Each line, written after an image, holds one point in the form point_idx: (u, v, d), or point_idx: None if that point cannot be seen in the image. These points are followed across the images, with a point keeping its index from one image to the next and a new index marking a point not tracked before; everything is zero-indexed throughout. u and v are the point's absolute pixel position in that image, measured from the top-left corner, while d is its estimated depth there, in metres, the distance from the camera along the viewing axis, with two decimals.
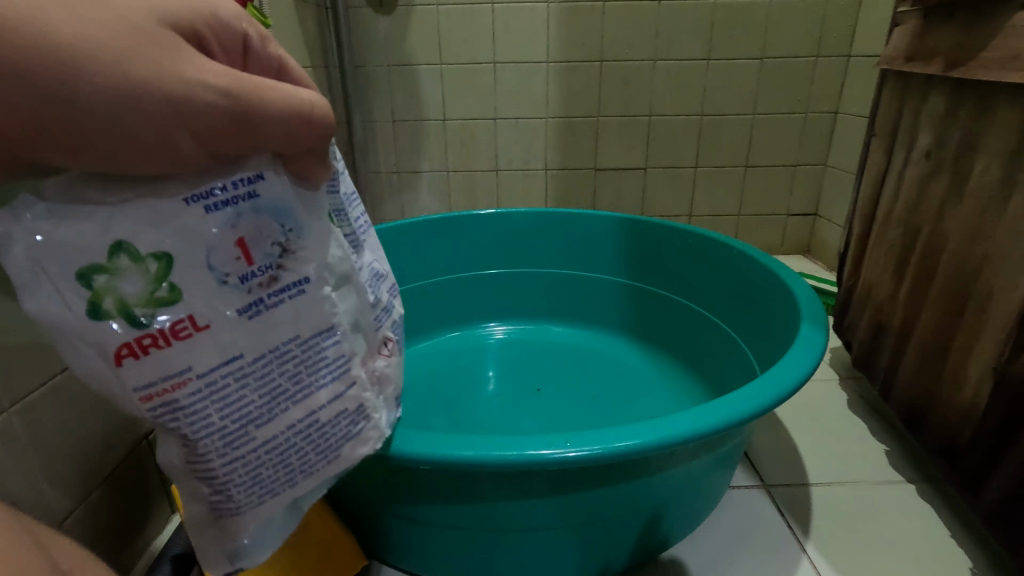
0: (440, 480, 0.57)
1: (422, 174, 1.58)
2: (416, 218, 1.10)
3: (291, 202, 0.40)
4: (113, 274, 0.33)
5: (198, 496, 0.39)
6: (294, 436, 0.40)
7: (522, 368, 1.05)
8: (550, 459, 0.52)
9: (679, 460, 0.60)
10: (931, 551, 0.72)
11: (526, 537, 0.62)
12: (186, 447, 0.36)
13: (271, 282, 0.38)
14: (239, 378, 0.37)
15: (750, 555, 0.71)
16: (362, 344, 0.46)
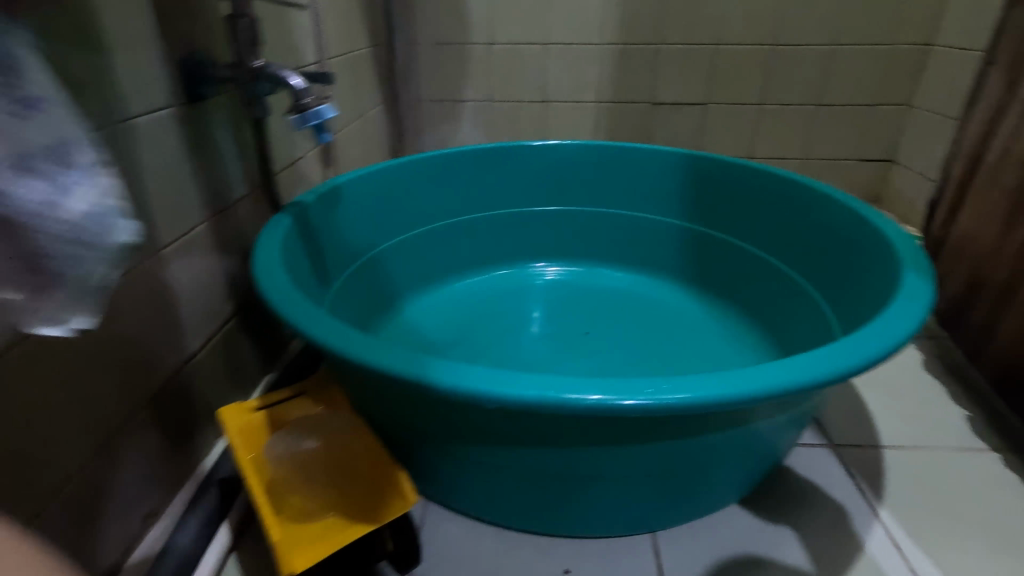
0: (504, 421, 0.53)
1: (464, 103, 1.49)
2: (465, 147, 1.03)
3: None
4: None
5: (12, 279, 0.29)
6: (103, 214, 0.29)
7: (572, 311, 1.00)
8: (630, 406, 0.47)
9: (760, 415, 0.55)
10: (1020, 526, 0.66)
11: (587, 486, 0.58)
12: None
13: None
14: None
15: (816, 516, 0.67)
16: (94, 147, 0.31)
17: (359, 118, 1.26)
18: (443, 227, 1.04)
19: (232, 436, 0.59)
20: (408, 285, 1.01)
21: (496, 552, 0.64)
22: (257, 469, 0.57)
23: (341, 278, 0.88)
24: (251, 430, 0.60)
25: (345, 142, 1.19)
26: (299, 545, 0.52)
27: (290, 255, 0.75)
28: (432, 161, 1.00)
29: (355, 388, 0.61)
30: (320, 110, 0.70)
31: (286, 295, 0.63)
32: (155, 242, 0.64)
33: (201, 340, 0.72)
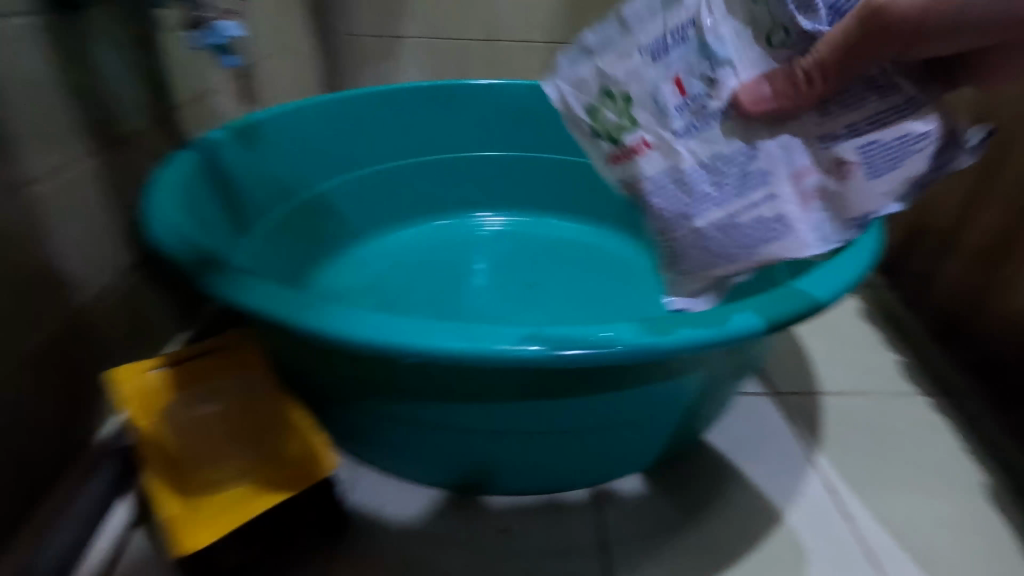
0: (435, 376, 0.48)
1: (406, 40, 1.30)
2: (399, 84, 0.94)
3: (644, 8, 0.52)
4: (607, 106, 0.52)
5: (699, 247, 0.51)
6: (715, 239, 0.50)
7: (517, 262, 0.96)
8: (569, 357, 0.43)
9: (705, 364, 0.52)
10: (944, 467, 0.69)
11: (526, 443, 0.55)
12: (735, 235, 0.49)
13: (701, 111, 0.50)
14: (770, 240, 0.49)
15: (757, 464, 0.67)
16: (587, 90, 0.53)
17: (285, 49, 1.13)
18: (376, 172, 0.96)
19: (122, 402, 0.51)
20: (340, 234, 0.94)
21: (431, 513, 0.61)
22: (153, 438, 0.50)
23: (261, 226, 0.80)
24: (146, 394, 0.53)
25: (268, 74, 1.06)
26: (201, 518, 0.47)
27: (195, 198, 0.66)
28: (363, 97, 0.91)
29: (269, 343, 0.54)
30: (223, 27, 0.61)
31: (183, 241, 0.55)
32: (25, 175, 0.55)
33: (94, 291, 0.63)
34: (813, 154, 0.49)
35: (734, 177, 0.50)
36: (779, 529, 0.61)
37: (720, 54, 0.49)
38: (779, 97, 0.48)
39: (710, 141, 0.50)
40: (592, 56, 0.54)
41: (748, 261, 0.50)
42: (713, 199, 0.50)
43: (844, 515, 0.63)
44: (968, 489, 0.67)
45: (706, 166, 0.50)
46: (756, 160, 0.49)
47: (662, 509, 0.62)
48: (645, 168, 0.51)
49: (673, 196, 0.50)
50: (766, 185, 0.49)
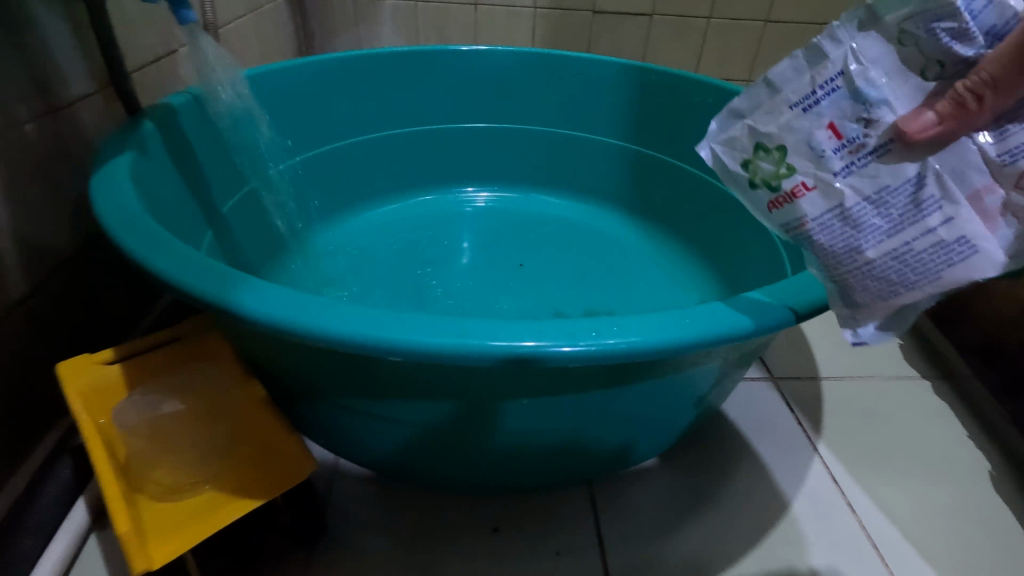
0: (418, 375, 0.44)
1: (384, 2, 1.22)
2: (375, 49, 0.87)
3: (791, 64, 0.39)
4: (762, 159, 0.40)
5: (849, 281, 0.38)
6: (892, 272, 0.36)
7: (505, 242, 0.91)
8: (565, 354, 0.39)
9: (711, 358, 0.49)
10: (950, 454, 0.67)
11: (517, 441, 0.51)
12: (913, 273, 0.35)
13: (861, 148, 0.36)
14: (951, 264, 0.34)
15: (756, 454, 0.65)
16: (723, 130, 0.42)
17: (252, 11, 1.04)
18: (354, 145, 0.90)
19: (73, 400, 0.47)
20: (316, 212, 0.88)
21: (417, 512, 0.58)
22: (109, 442, 0.46)
23: (229, 203, 0.74)
24: (101, 390, 0.48)
25: (233, 39, 0.98)
26: (161, 531, 0.42)
27: (149, 173, 0.60)
28: (337, 63, 0.84)
29: (234, 336, 0.49)
30: None
31: (132, 225, 0.49)
32: None
33: (39, 278, 0.58)
34: (986, 171, 0.34)
35: (910, 201, 0.35)
36: (781, 524, 0.59)
37: (879, 99, 0.36)
38: (947, 121, 0.33)
39: (881, 173, 0.36)
40: (744, 114, 0.41)
41: (930, 290, 0.36)
42: (883, 229, 0.36)
43: (849, 507, 0.61)
44: (970, 476, 0.65)
45: (873, 200, 0.36)
46: (932, 179, 0.35)
47: (659, 502, 0.60)
48: (807, 210, 0.38)
49: (834, 235, 0.37)
50: (945, 205, 0.34)
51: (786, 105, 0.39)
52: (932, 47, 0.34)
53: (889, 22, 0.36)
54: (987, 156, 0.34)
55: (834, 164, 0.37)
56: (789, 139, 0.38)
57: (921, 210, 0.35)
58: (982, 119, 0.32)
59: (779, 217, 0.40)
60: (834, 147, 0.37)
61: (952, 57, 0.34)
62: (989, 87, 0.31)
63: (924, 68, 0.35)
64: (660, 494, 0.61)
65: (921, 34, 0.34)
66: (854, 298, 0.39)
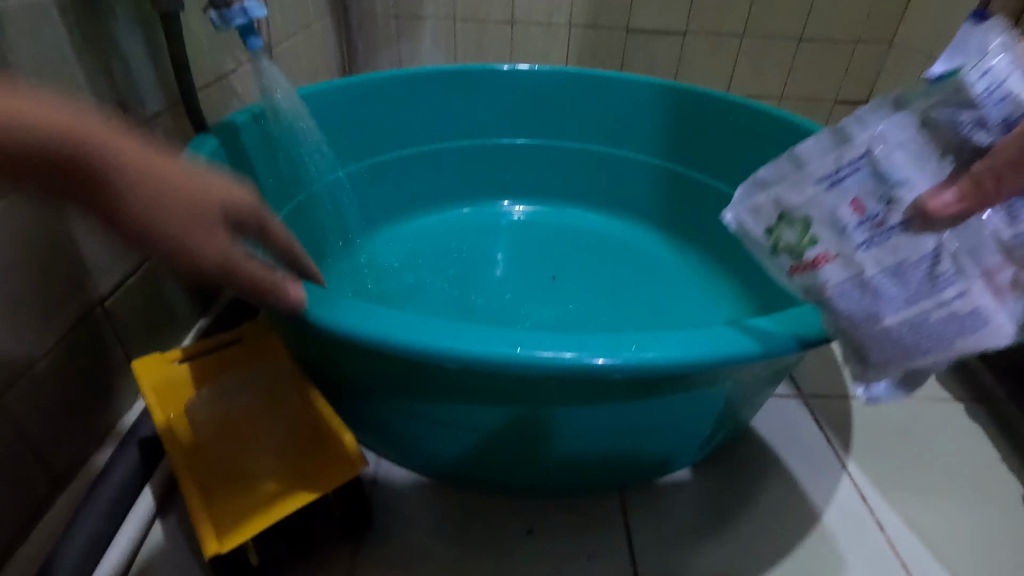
0: (465, 381, 0.47)
1: (425, 21, 1.26)
2: (420, 68, 0.91)
3: (818, 140, 0.40)
4: (786, 226, 0.41)
5: (863, 347, 0.40)
6: (906, 339, 0.38)
7: (539, 254, 0.94)
8: (606, 365, 0.42)
9: (743, 373, 0.50)
10: (980, 476, 0.68)
11: (555, 446, 0.53)
12: (927, 342, 0.37)
13: (881, 224, 0.37)
14: (964, 335, 0.36)
15: (787, 469, 0.66)
16: (748, 195, 0.43)
17: (302, 30, 1.09)
18: (397, 159, 0.94)
19: (148, 393, 0.51)
20: (361, 222, 0.92)
21: (453, 511, 0.61)
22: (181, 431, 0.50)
23: (282, 212, 0.79)
24: (172, 385, 0.53)
25: (285, 57, 1.03)
26: (233, 513, 0.46)
27: None
28: (384, 82, 0.88)
29: (294, 339, 0.53)
30: (248, 7, 0.59)
31: None
32: None
33: (115, 279, 0.61)
34: (999, 251, 0.35)
35: (928, 275, 0.36)
36: (808, 539, 0.60)
37: (899, 181, 0.37)
38: (965, 202, 0.32)
39: (901, 247, 0.37)
40: (769, 185, 0.42)
41: (940, 355, 0.38)
42: (901, 298, 0.37)
43: (878, 525, 0.62)
44: (1001, 498, 0.66)
45: (893, 271, 0.37)
46: (948, 257, 0.36)
47: (690, 512, 0.62)
48: (829, 277, 0.39)
49: (854, 304, 0.39)
50: (960, 280, 0.36)
51: (811, 179, 0.40)
52: (951, 135, 0.35)
53: (913, 110, 0.36)
54: (1001, 238, 0.35)
55: (855, 238, 0.38)
56: (813, 211, 0.39)
57: (937, 281, 0.36)
58: (1001, 198, 0.32)
59: (803, 283, 0.41)
60: (857, 223, 0.38)
61: (971, 145, 0.34)
62: (1009, 170, 0.31)
63: (943, 152, 0.36)
64: (691, 504, 0.62)
65: (942, 120, 0.35)
66: (866, 361, 0.41)
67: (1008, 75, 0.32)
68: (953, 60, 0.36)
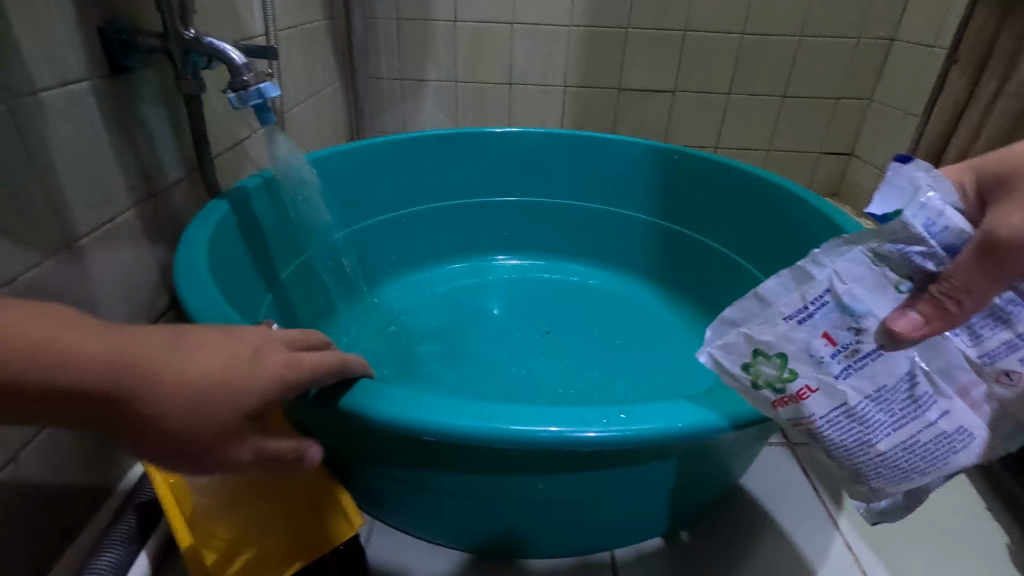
0: (454, 453, 0.49)
1: (427, 83, 1.34)
2: (421, 133, 0.97)
3: (778, 280, 0.41)
4: (762, 363, 0.40)
5: (866, 476, 0.43)
6: (903, 461, 0.40)
7: (534, 310, 0.98)
8: (584, 439, 0.44)
9: (722, 442, 0.53)
10: (967, 528, 0.70)
11: (540, 512, 0.55)
12: (926, 462, 0.40)
13: (855, 353, 0.38)
14: (955, 449, 0.39)
15: (780, 526, 0.68)
16: (720, 337, 0.42)
17: (313, 95, 1.17)
18: (396, 219, 0.99)
19: (147, 461, 0.54)
20: (362, 280, 0.97)
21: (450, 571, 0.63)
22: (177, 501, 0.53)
23: (288, 272, 0.83)
24: None
25: (297, 121, 1.09)
26: None
27: (222, 250, 0.68)
28: (387, 147, 0.94)
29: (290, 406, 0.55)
30: (263, 89, 0.65)
31: (201, 286, 0.56)
32: (71, 232, 0.58)
33: None
34: (972, 371, 0.38)
35: (909, 399, 0.39)
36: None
37: (866, 314, 0.37)
38: (932, 322, 0.34)
39: (881, 373, 0.38)
40: (737, 322, 0.42)
41: (936, 472, 0.41)
42: (888, 424, 0.40)
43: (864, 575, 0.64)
44: (990, 548, 0.68)
45: (874, 398, 0.39)
46: (922, 377, 0.39)
47: (679, 566, 0.63)
48: (814, 410, 0.40)
49: (846, 433, 0.40)
50: (939, 401, 0.39)
51: (781, 317, 0.39)
52: (902, 265, 0.36)
53: (862, 250, 0.37)
54: (970, 359, 0.38)
55: (835, 370, 0.39)
56: (788, 349, 0.39)
57: (919, 403, 0.39)
58: (967, 315, 0.34)
59: (793, 417, 0.41)
60: (833, 355, 0.38)
61: (924, 273, 0.35)
62: (963, 292, 0.33)
63: (898, 282, 0.36)
64: (679, 559, 0.64)
65: (893, 253, 0.36)
66: (870, 486, 0.43)
67: (943, 208, 0.35)
68: (887, 200, 0.38)
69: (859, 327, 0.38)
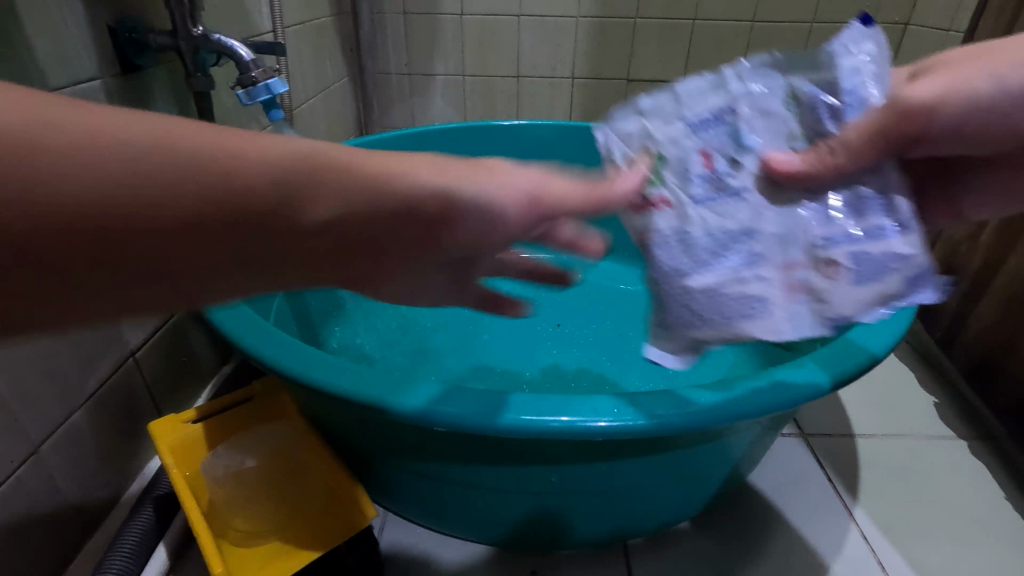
0: (467, 445, 0.50)
1: (435, 77, 1.34)
2: (429, 127, 0.97)
3: (695, 88, 0.42)
4: (642, 160, 0.40)
5: (665, 307, 0.40)
6: (699, 302, 0.38)
7: (544, 303, 0.98)
8: (596, 429, 0.44)
9: (737, 433, 0.53)
10: (986, 517, 0.69)
11: (552, 503, 0.55)
12: (722, 316, 0.38)
13: (721, 186, 0.40)
14: (750, 314, 0.37)
15: (796, 517, 0.67)
16: (617, 126, 0.43)
17: (322, 91, 1.17)
18: None
19: (165, 453, 0.55)
20: None
21: (463, 563, 0.63)
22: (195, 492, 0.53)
23: None
24: (187, 448, 0.57)
25: (306, 117, 1.10)
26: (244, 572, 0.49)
27: None
28: (396, 142, 0.95)
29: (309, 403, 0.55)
30: (272, 84, 0.66)
31: None
32: None
33: (144, 332, 0.64)
34: (807, 251, 0.38)
35: (740, 249, 0.38)
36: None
37: (744, 165, 0.41)
38: (808, 164, 0.39)
39: (733, 217, 0.39)
40: (642, 115, 0.43)
41: (720, 332, 0.38)
42: (711, 261, 0.38)
43: (879, 566, 0.63)
44: (1009, 536, 0.67)
45: (716, 231, 0.38)
46: (764, 236, 0.39)
47: (695, 557, 0.63)
48: (656, 220, 0.39)
49: (677, 254, 0.38)
50: (772, 264, 0.38)
51: (684, 119, 0.41)
52: (807, 116, 0.40)
53: (789, 79, 0.41)
54: (812, 233, 0.39)
55: (694, 188, 0.40)
56: (668, 154, 0.40)
57: (750, 257, 0.38)
58: (836, 168, 0.38)
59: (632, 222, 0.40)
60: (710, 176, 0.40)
61: (824, 130, 0.40)
62: (842, 149, 0.37)
63: (792, 138, 0.41)
64: (694, 550, 0.64)
65: (808, 96, 0.40)
66: (663, 321, 0.40)
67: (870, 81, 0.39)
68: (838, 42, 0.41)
69: (735, 163, 0.41)
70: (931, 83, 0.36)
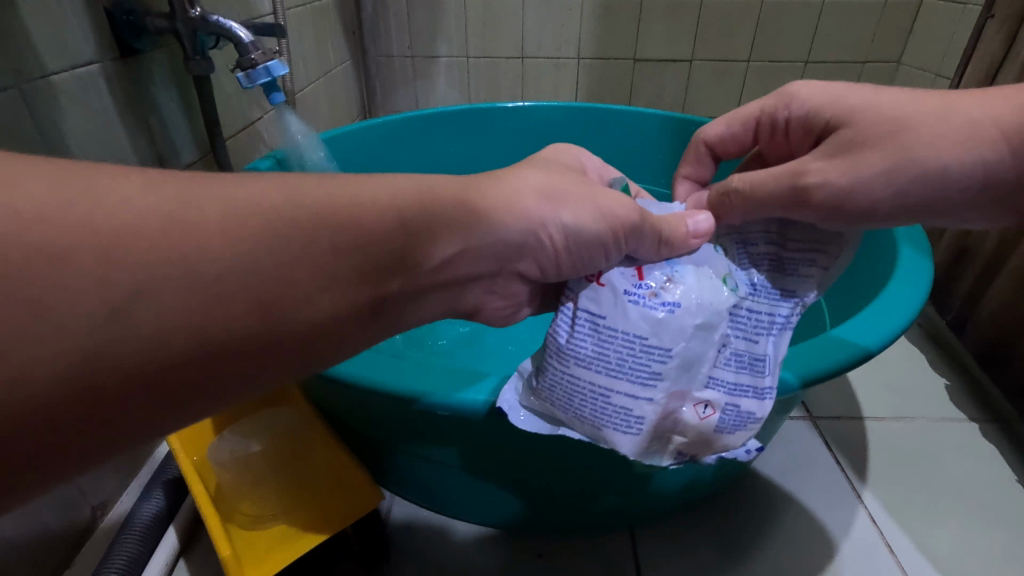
0: (468, 429, 0.49)
1: (439, 59, 1.32)
2: (433, 110, 0.96)
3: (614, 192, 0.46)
4: None
5: (553, 382, 0.37)
6: (577, 396, 0.36)
7: None
8: None
9: None
10: (995, 500, 0.69)
11: (557, 485, 0.55)
12: (587, 421, 0.36)
13: (667, 283, 0.37)
14: (615, 428, 0.36)
15: (802, 499, 0.67)
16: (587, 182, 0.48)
17: (324, 75, 1.15)
18: None
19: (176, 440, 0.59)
20: None
21: (469, 546, 0.63)
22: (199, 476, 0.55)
23: None
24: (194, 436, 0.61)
25: (309, 101, 1.09)
26: (253, 553, 0.50)
27: None
28: (399, 125, 0.93)
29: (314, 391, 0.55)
30: (272, 67, 0.65)
31: None
32: None
33: None
34: (702, 387, 0.37)
35: (642, 365, 0.35)
36: (831, 566, 0.61)
37: (681, 283, 0.37)
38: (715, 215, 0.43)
39: (659, 323, 0.36)
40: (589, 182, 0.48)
41: (580, 426, 0.37)
42: (611, 363, 0.36)
43: (888, 549, 0.63)
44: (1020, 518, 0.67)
45: (637, 334, 0.35)
46: (674, 359, 0.36)
47: (701, 538, 0.63)
48: (586, 294, 0.37)
49: (583, 342, 0.36)
50: (671, 384, 0.36)
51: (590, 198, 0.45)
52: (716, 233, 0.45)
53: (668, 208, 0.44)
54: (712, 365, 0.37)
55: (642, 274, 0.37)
56: None
57: (647, 376, 0.35)
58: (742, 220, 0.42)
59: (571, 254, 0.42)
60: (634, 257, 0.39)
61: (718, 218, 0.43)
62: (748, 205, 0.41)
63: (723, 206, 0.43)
64: (700, 533, 0.64)
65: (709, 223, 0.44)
66: (548, 396, 0.37)
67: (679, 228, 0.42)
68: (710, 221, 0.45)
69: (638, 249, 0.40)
70: (837, 171, 0.38)
